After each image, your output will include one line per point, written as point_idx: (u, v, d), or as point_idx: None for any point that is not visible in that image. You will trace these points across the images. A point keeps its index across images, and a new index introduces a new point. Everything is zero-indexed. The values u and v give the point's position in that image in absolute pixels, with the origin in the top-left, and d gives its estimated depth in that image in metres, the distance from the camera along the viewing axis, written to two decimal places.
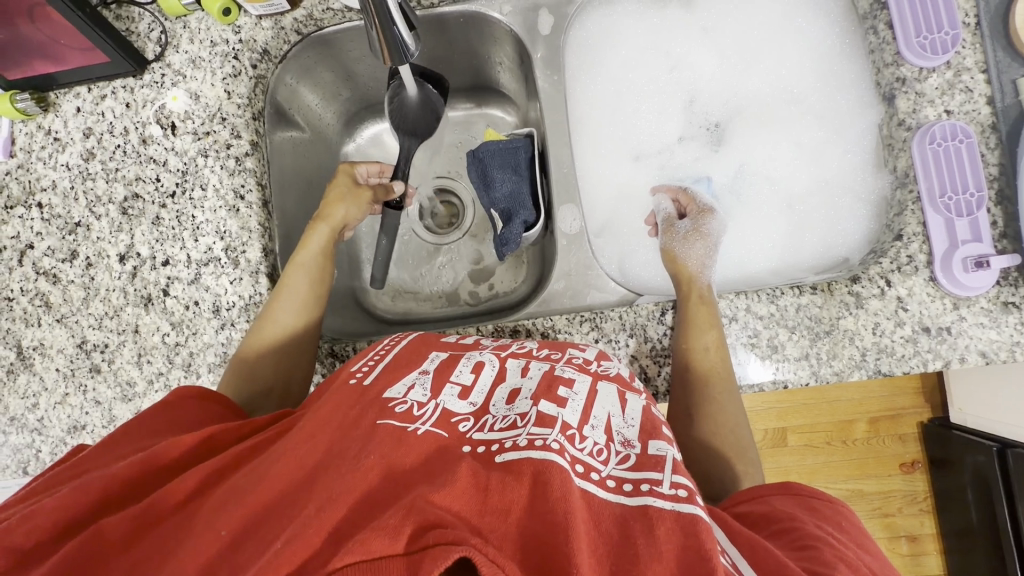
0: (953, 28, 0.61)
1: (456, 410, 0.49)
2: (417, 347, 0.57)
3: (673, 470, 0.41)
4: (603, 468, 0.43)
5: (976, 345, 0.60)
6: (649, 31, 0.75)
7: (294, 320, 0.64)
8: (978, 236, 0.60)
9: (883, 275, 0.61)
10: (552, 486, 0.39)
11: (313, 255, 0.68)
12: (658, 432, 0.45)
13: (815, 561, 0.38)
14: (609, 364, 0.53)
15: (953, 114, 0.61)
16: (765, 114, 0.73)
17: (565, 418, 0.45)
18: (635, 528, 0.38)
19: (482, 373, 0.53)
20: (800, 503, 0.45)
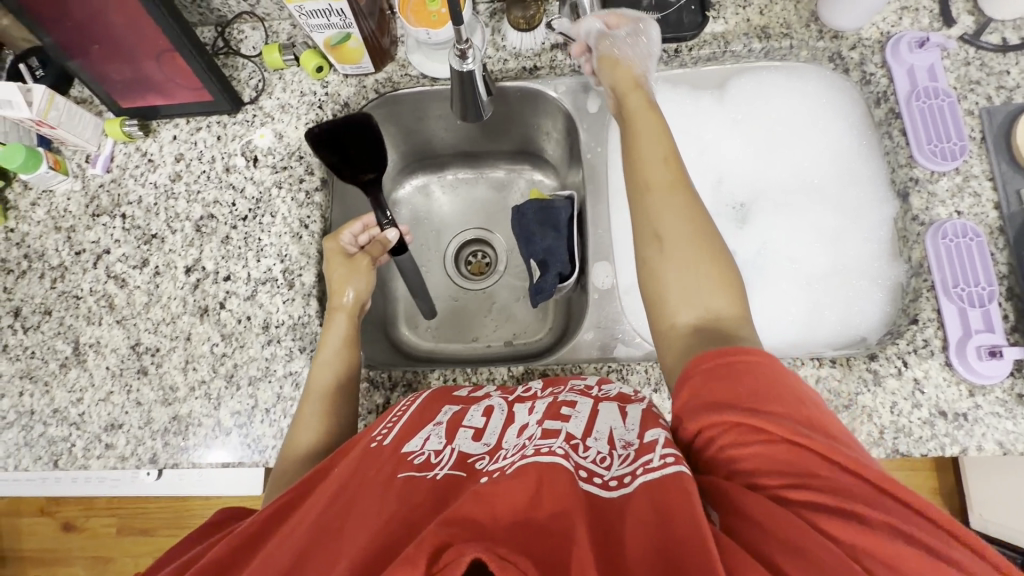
0: (960, 140, 0.68)
1: (471, 450, 0.53)
2: (430, 404, 0.61)
3: (663, 446, 0.46)
4: (606, 473, 0.46)
5: (992, 434, 0.62)
6: (685, 116, 0.82)
7: (326, 410, 0.63)
8: (993, 327, 0.63)
9: (899, 355, 0.64)
10: (554, 487, 0.42)
11: (337, 350, 0.66)
12: (655, 423, 0.50)
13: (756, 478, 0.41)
14: (609, 388, 0.59)
15: (963, 214, 0.67)
16: (786, 200, 0.79)
17: (569, 430, 0.50)
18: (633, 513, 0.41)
19: (492, 417, 0.59)
20: (698, 406, 0.44)
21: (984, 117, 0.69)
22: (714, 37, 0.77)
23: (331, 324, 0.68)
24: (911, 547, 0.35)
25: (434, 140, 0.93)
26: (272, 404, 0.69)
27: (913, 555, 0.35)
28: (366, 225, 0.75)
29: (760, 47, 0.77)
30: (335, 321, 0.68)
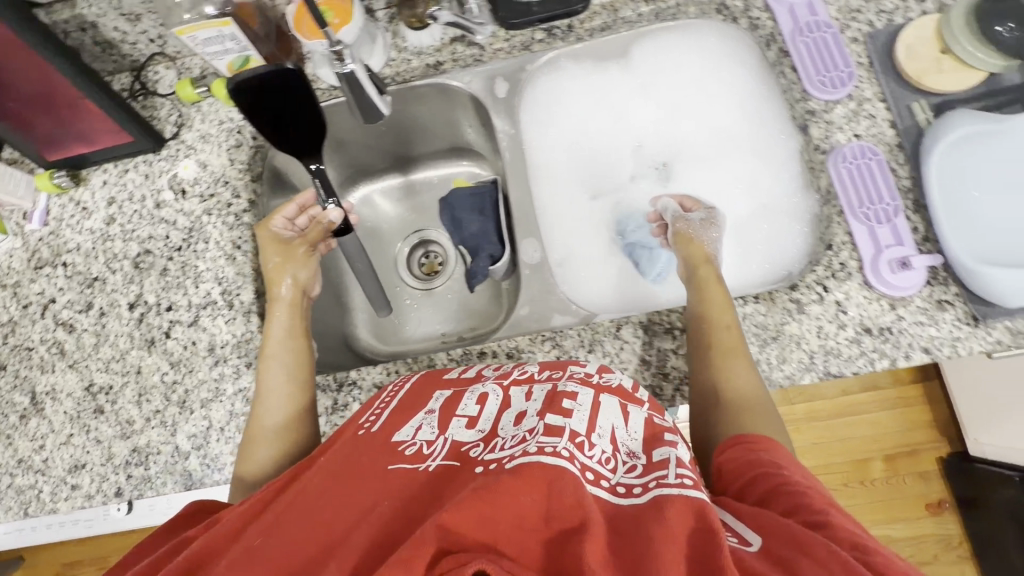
0: (847, 67, 0.71)
1: (464, 439, 0.55)
2: (420, 387, 0.63)
3: (676, 466, 0.48)
4: (612, 475, 0.49)
5: (918, 342, 0.63)
6: (596, 89, 0.85)
7: (286, 403, 0.66)
8: (904, 241, 0.64)
9: (819, 282, 0.66)
10: (564, 491, 0.44)
11: (284, 340, 0.70)
12: (659, 440, 0.52)
13: (808, 512, 0.44)
14: (611, 377, 0.58)
15: (862, 137, 0.69)
16: (702, 153, 0.82)
17: (573, 426, 0.50)
18: (647, 516, 0.44)
19: (487, 402, 0.59)
20: (765, 457, 0.51)
21: (868, 43, 0.71)
22: (604, 7, 0.80)
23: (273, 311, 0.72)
24: None
25: (363, 149, 0.96)
26: (225, 423, 0.71)
27: None
28: (302, 206, 0.76)
29: (649, 9, 0.80)
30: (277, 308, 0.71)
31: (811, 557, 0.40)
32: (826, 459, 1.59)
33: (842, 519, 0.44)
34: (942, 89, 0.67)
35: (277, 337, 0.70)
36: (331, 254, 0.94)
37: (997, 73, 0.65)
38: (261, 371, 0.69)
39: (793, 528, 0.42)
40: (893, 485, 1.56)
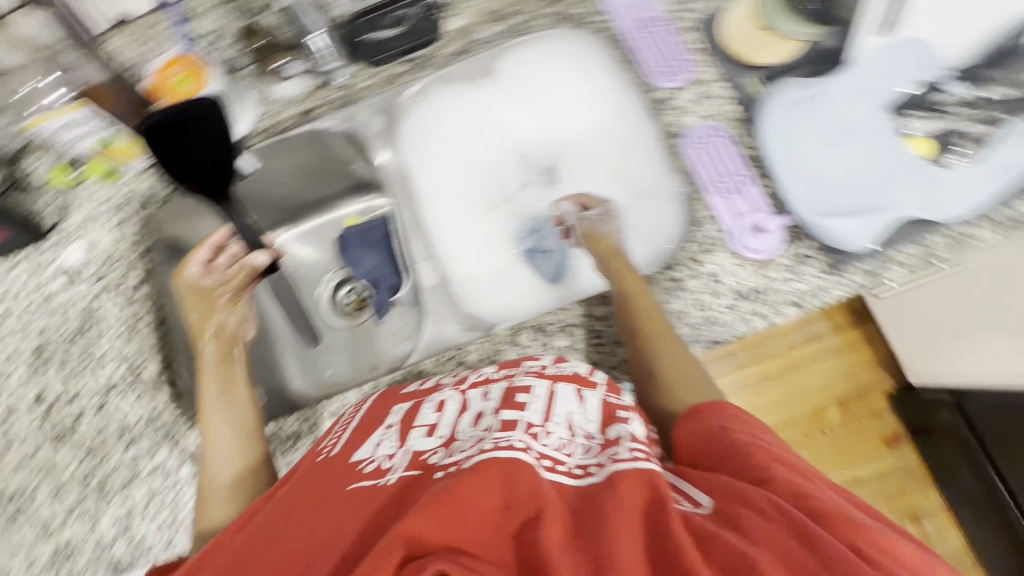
0: (682, 56, 0.76)
1: (423, 447, 0.58)
2: (379, 406, 0.69)
3: (628, 440, 0.54)
4: (569, 459, 0.54)
5: (788, 297, 0.67)
6: (467, 105, 0.84)
7: (233, 446, 0.68)
8: (760, 206, 0.69)
9: (691, 258, 0.70)
10: (519, 481, 0.47)
11: (218, 391, 0.71)
12: (614, 419, 0.58)
13: (752, 470, 0.51)
14: (566, 366, 0.65)
15: (710, 116, 0.74)
16: (579, 152, 0.86)
17: (527, 418, 0.56)
18: (602, 493, 0.48)
19: (446, 409, 0.63)
20: (717, 424, 0.56)
21: (699, 29, 0.76)
22: (458, 32, 0.83)
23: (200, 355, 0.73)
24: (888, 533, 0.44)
25: None
26: (147, 501, 0.72)
27: (889, 538, 0.43)
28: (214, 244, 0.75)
29: (501, 27, 0.83)
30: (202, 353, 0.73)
31: (757, 512, 0.46)
32: None
33: (785, 473, 0.49)
34: (770, 62, 0.72)
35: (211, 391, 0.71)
36: None
37: (813, 39, 0.71)
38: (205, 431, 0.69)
39: (740, 488, 0.48)
40: None
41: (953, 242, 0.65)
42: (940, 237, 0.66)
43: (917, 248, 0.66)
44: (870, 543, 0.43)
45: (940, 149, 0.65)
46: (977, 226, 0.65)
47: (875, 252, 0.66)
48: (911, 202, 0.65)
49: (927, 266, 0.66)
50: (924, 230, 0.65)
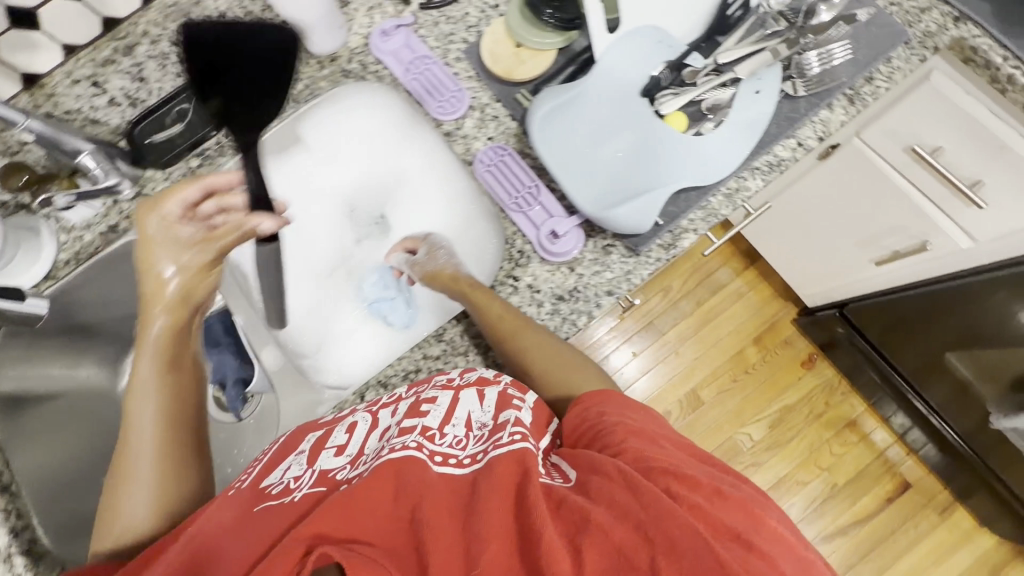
0: (457, 87, 0.79)
1: (330, 466, 0.62)
2: (291, 440, 0.70)
3: (512, 426, 0.60)
4: (461, 453, 0.60)
5: (602, 289, 0.71)
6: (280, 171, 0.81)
7: (158, 465, 0.65)
8: (554, 212, 0.72)
9: (508, 275, 0.73)
10: (407, 476, 0.55)
11: (153, 371, 0.67)
12: (507, 405, 0.63)
13: (609, 444, 0.58)
14: (470, 375, 0.69)
15: (494, 138, 0.77)
16: (406, 191, 0.82)
17: (427, 422, 0.62)
18: (480, 477, 0.55)
19: (356, 431, 0.67)
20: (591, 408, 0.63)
21: (467, 58, 0.80)
22: None
23: (147, 333, 0.68)
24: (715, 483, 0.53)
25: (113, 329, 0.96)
26: None
27: (713, 488, 0.53)
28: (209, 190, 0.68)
29: (283, 99, 0.83)
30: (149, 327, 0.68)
31: (605, 476, 0.54)
32: (710, 365, 1.74)
33: (638, 443, 0.57)
34: (530, 76, 0.76)
35: (143, 373, 0.67)
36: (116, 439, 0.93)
37: (560, 47, 0.76)
38: (129, 411, 0.66)
39: (596, 459, 0.56)
40: (770, 361, 1.73)
41: (728, 197, 0.72)
42: (717, 196, 0.72)
43: (702, 212, 0.72)
44: (691, 495, 0.52)
45: (689, 121, 0.73)
46: (743, 177, 0.73)
47: (661, 226, 0.70)
48: (682, 174, 0.70)
49: (714, 223, 0.73)
50: (701, 196, 0.71)
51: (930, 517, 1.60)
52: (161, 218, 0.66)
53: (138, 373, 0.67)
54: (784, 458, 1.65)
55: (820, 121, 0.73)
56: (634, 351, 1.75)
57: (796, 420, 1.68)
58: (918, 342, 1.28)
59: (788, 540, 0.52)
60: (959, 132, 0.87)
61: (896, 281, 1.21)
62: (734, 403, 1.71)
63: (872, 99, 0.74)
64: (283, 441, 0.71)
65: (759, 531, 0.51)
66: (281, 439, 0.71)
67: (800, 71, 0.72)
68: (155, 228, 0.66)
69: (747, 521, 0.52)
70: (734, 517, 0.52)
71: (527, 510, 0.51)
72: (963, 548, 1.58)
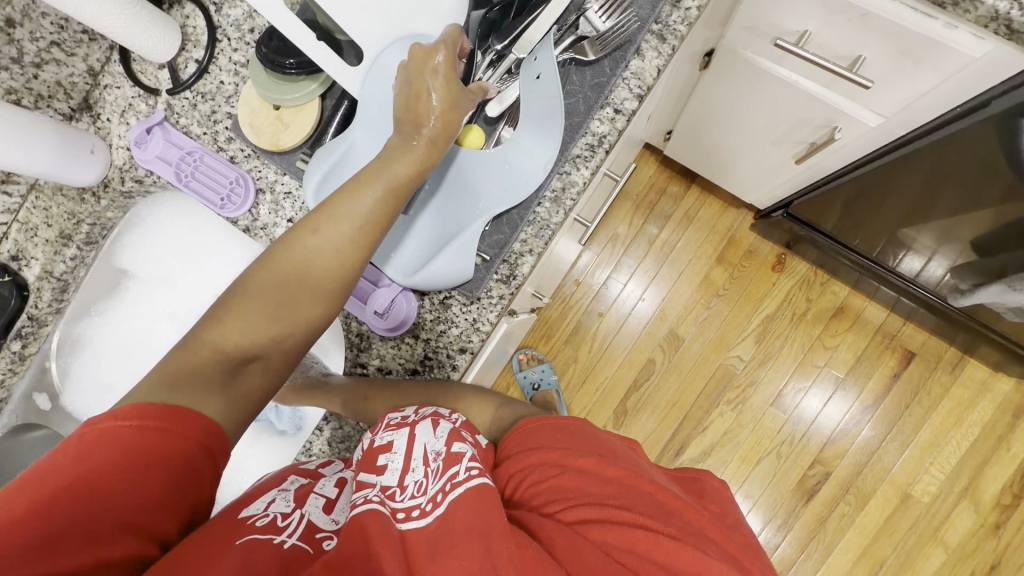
0: (233, 173, 0.69)
1: (317, 519, 0.50)
2: (279, 476, 0.59)
3: (469, 458, 0.51)
4: (422, 500, 0.49)
5: (454, 348, 0.66)
6: (129, 310, 0.81)
7: (307, 299, 0.54)
8: (377, 282, 0.65)
9: (358, 362, 0.69)
10: (369, 535, 0.46)
11: (320, 270, 0.53)
12: (461, 435, 0.55)
13: (541, 493, 0.49)
14: (425, 410, 0.60)
15: (294, 219, 0.69)
16: None
17: (385, 480, 0.52)
18: (443, 533, 0.45)
19: (347, 488, 0.55)
20: (525, 449, 0.53)
21: (235, 138, 0.70)
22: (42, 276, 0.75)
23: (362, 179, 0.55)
24: (658, 533, 0.43)
25: None
26: None
27: (654, 540, 0.42)
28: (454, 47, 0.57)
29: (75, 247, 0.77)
30: (359, 192, 0.54)
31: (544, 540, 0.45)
32: (681, 301, 1.65)
33: (569, 494, 0.48)
34: (300, 138, 0.66)
35: (322, 261, 0.53)
36: None
37: (321, 92, 0.66)
38: (315, 217, 0.54)
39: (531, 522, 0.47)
40: (740, 276, 1.63)
41: (556, 202, 0.63)
42: (543, 205, 0.63)
43: (532, 227, 0.63)
44: (630, 553, 0.42)
45: (489, 136, 0.64)
46: (569, 172, 0.63)
47: (490, 261, 0.62)
48: (494, 196, 0.61)
49: (549, 235, 0.64)
50: (524, 212, 0.62)
51: (941, 380, 1.54)
52: (431, 72, 0.56)
53: (318, 262, 0.53)
54: (779, 367, 1.60)
55: (632, 74, 0.62)
56: (600, 313, 1.67)
57: (782, 325, 1.61)
58: (874, 221, 1.16)
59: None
60: (816, 10, 0.74)
61: (824, 172, 1.09)
62: (716, 331, 1.63)
63: (686, 26, 0.62)
64: (265, 479, 0.59)
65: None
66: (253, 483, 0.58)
67: (590, 28, 0.60)
68: (418, 74, 0.56)
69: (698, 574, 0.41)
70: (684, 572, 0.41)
71: (493, 560, 0.41)
72: (983, 399, 1.52)
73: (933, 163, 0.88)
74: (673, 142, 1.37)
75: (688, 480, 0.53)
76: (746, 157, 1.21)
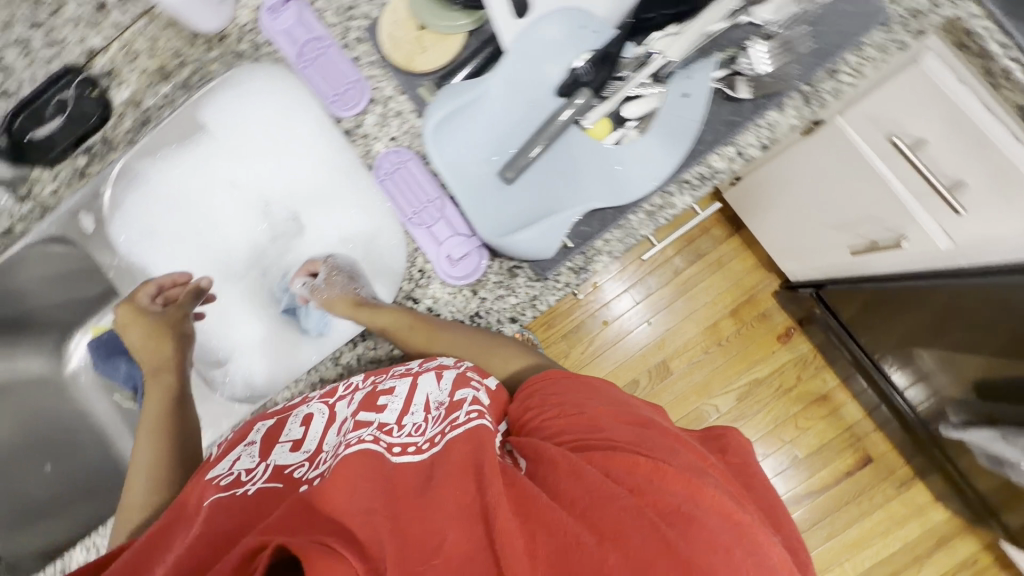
0: (355, 76, 0.69)
1: (287, 461, 0.60)
2: (246, 429, 0.68)
3: (469, 404, 0.56)
4: (418, 439, 0.55)
5: (505, 314, 0.69)
6: (191, 168, 0.80)
7: (156, 443, 0.69)
8: (457, 230, 0.66)
9: (410, 295, 0.71)
10: (361, 467, 0.51)
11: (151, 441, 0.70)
12: (463, 383, 0.59)
13: (552, 424, 0.55)
14: (431, 361, 0.65)
15: (397, 139, 0.69)
16: (314, 189, 0.79)
17: (383, 418, 0.58)
18: (436, 461, 0.51)
19: (312, 424, 0.65)
20: (548, 388, 0.59)
21: (368, 41, 0.69)
22: (127, 104, 0.76)
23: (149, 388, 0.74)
24: (657, 460, 0.47)
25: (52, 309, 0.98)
26: None
27: (653, 466, 0.46)
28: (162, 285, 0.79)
29: (171, 86, 0.77)
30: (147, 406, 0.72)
31: (547, 460, 0.50)
32: (682, 337, 1.69)
33: (577, 429, 0.53)
34: (433, 65, 0.66)
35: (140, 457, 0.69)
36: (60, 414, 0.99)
37: (469, 30, 0.66)
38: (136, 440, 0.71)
39: (538, 446, 0.52)
40: (745, 334, 1.68)
41: (650, 216, 0.65)
42: (637, 214, 0.64)
43: (619, 231, 0.65)
44: (629, 475, 0.46)
45: (615, 128, 0.64)
46: (673, 192, 0.64)
47: (571, 249, 0.64)
48: (597, 193, 0.62)
49: (631, 244, 0.66)
50: (618, 215, 0.63)
51: (886, 491, 1.63)
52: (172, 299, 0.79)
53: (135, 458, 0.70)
54: (748, 430, 1.66)
55: (766, 124, 0.63)
56: (605, 321, 1.70)
57: (764, 392, 1.67)
58: (896, 333, 1.18)
59: (732, 512, 0.44)
60: (943, 126, 0.76)
61: (871, 271, 1.12)
62: (703, 375, 1.68)
63: (833, 98, 0.63)
64: (232, 434, 0.68)
65: (699, 505, 0.44)
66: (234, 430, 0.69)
67: (749, 68, 0.61)
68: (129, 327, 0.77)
69: (689, 494, 0.44)
70: (675, 491, 0.45)
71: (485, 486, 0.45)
72: (915, 520, 1.62)
73: (960, 304, 0.91)
74: (738, 190, 1.39)
75: (712, 440, 0.57)
76: (799, 231, 1.25)
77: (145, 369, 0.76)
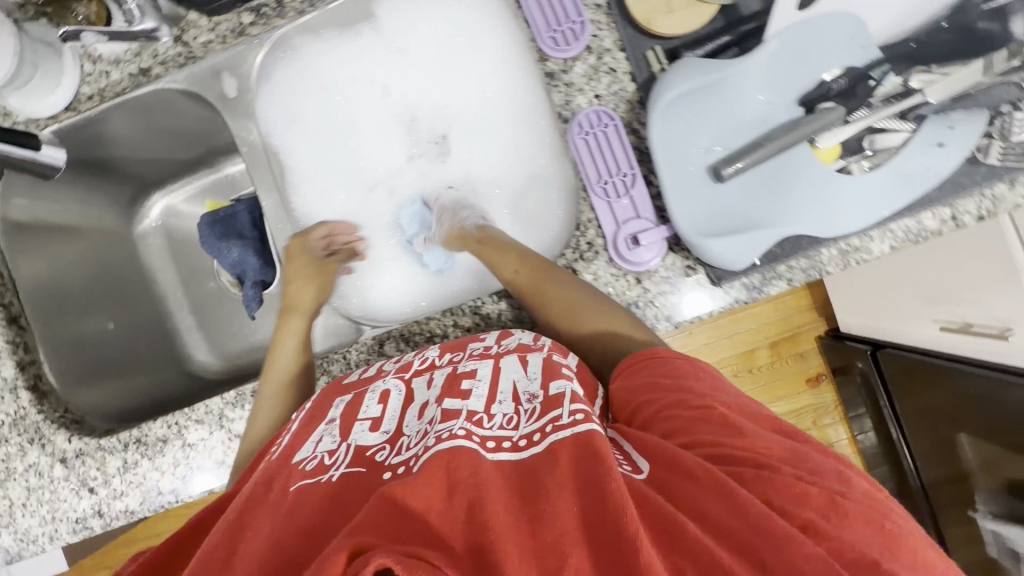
0: (580, 16, 0.65)
1: (368, 444, 0.57)
2: (321, 402, 0.65)
3: (570, 401, 0.51)
4: (515, 433, 0.51)
5: (663, 313, 0.63)
6: (347, 63, 0.73)
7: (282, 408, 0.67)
8: (642, 211, 0.63)
9: (569, 266, 0.66)
10: (459, 467, 0.46)
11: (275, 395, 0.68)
12: (555, 373, 0.55)
13: (678, 421, 0.49)
14: (509, 341, 0.62)
15: (602, 98, 0.65)
16: (480, 122, 0.73)
17: (471, 407, 0.53)
18: (541, 464, 0.47)
19: (390, 401, 0.62)
20: (665, 368, 0.53)
21: None
22: None
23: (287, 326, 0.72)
24: (824, 489, 0.44)
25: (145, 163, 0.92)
26: (26, 498, 0.73)
27: (825, 498, 0.43)
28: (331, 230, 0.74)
29: None
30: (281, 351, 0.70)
31: (687, 473, 0.45)
32: (717, 355, 1.70)
33: (711, 432, 0.48)
34: (671, 31, 0.63)
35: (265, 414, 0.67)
36: (123, 273, 0.94)
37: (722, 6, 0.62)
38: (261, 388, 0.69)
39: (675, 453, 0.46)
40: (777, 368, 1.70)
41: (843, 254, 0.62)
42: (829, 249, 0.61)
43: (806, 261, 0.62)
44: (799, 507, 0.43)
45: (843, 154, 0.59)
46: (872, 238, 0.61)
47: (757, 266, 0.61)
48: (806, 219, 0.58)
49: (813, 277, 0.62)
50: (813, 246, 0.60)
51: None
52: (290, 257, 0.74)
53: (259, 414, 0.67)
54: None
55: (992, 196, 0.59)
56: None
57: None
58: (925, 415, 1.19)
59: (920, 555, 0.43)
60: None
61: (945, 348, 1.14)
62: None
63: None
64: (309, 406, 0.65)
65: (886, 550, 0.42)
66: (310, 402, 0.66)
67: (1002, 132, 0.58)
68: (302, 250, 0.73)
69: (870, 531, 0.42)
70: (850, 531, 0.42)
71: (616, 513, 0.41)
72: None
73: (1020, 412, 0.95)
74: None
75: None
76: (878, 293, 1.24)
77: (285, 305, 0.74)
